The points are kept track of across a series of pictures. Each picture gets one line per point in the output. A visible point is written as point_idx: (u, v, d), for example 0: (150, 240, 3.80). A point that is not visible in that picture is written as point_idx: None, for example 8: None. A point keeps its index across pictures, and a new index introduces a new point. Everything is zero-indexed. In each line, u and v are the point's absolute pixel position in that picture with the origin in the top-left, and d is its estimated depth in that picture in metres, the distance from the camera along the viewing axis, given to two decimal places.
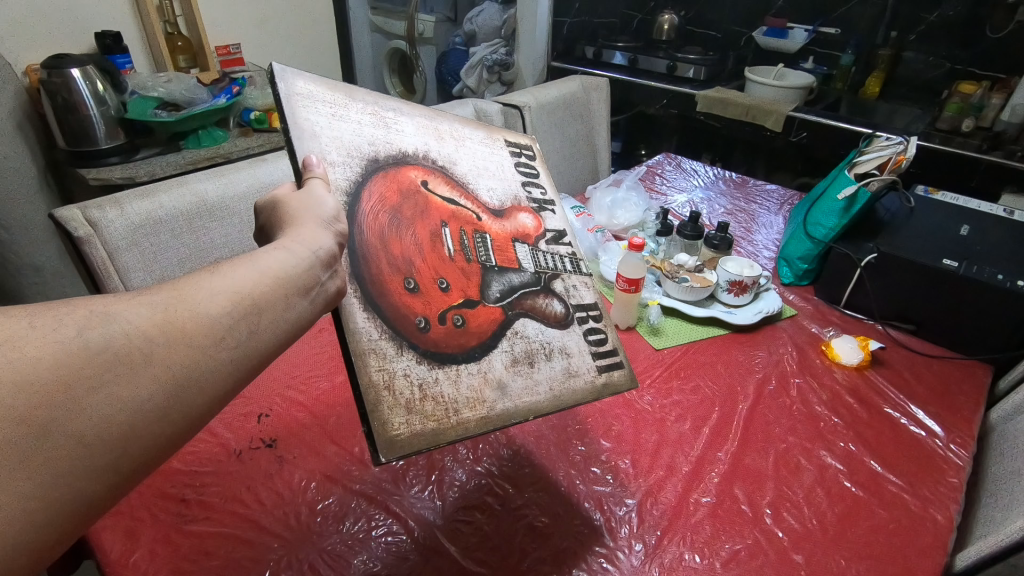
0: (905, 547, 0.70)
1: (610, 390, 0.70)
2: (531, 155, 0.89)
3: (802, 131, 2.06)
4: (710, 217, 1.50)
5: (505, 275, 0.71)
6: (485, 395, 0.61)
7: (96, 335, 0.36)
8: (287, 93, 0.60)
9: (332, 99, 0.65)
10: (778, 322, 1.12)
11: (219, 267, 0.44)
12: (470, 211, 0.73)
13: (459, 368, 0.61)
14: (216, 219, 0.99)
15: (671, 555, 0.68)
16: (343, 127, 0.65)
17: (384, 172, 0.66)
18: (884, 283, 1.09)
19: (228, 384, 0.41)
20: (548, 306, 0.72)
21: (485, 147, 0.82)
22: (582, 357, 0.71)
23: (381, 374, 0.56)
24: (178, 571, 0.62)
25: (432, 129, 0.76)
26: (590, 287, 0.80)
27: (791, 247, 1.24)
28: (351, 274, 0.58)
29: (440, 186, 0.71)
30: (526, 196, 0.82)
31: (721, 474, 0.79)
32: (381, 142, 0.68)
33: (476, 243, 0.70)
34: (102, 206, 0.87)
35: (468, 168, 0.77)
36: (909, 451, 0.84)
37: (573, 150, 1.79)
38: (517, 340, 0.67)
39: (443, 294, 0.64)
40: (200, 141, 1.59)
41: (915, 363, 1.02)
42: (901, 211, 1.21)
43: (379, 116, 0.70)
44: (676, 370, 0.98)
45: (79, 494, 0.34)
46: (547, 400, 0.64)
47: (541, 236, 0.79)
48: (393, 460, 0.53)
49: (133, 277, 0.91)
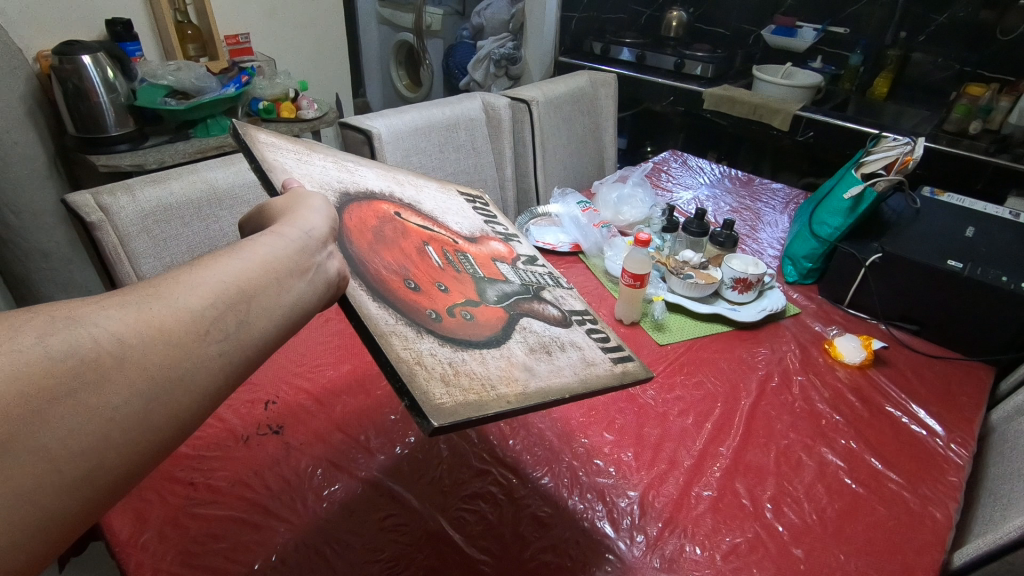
0: (904, 544, 0.71)
1: (630, 377, 0.68)
2: (484, 203, 0.98)
3: (808, 131, 2.07)
4: (715, 214, 1.50)
5: (496, 284, 0.74)
6: (516, 374, 0.59)
7: (60, 342, 0.34)
8: (253, 141, 0.65)
9: (295, 150, 0.71)
10: (781, 320, 1.12)
11: (200, 264, 0.43)
12: (446, 237, 0.78)
13: (482, 351, 0.61)
14: (226, 207, 0.99)
15: (672, 547, 0.69)
16: (311, 169, 0.70)
17: (357, 202, 0.71)
18: (888, 283, 1.10)
19: (217, 381, 0.40)
20: (545, 309, 0.75)
21: (442, 198, 0.90)
22: (594, 350, 0.71)
23: (408, 352, 0.54)
24: (186, 553, 0.63)
25: (390, 178, 0.84)
26: (577, 297, 0.84)
27: (796, 246, 1.25)
28: (355, 272, 0.60)
29: (413, 217, 0.77)
30: (492, 230, 0.89)
31: (723, 468, 0.80)
32: (350, 182, 0.74)
33: (459, 259, 0.75)
34: (114, 192, 0.87)
35: (433, 207, 0.84)
36: (909, 449, 0.84)
37: (580, 147, 1.79)
38: (528, 333, 0.68)
39: (446, 294, 0.66)
40: (209, 130, 1.59)
41: (917, 364, 1.02)
42: (907, 211, 1.22)
43: (341, 165, 0.76)
44: (680, 365, 0.99)
45: (49, 513, 0.33)
46: (575, 382, 0.62)
47: (516, 259, 0.85)
48: (445, 427, 0.49)
49: (143, 262, 0.91)
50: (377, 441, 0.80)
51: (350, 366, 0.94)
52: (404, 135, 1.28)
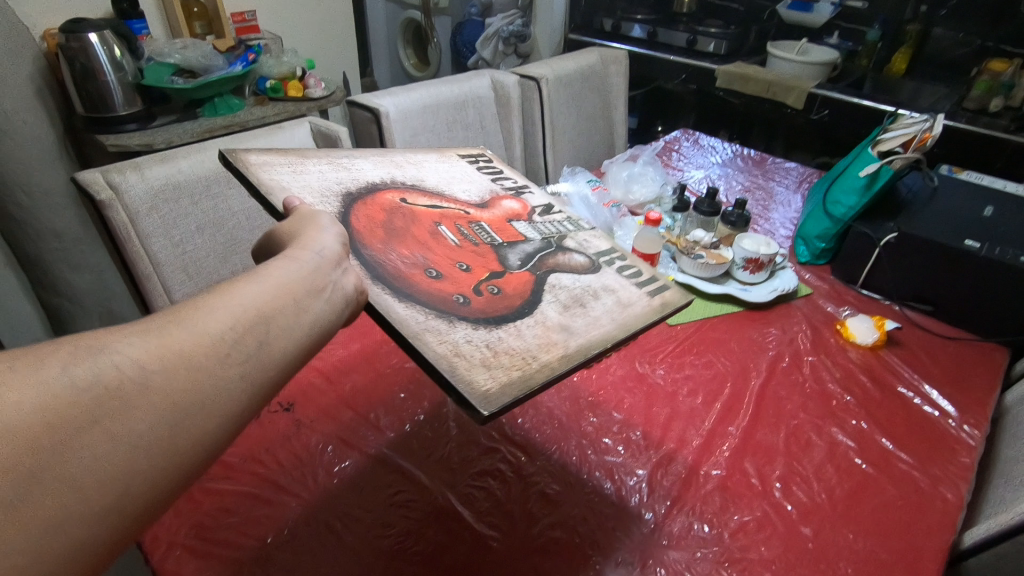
0: (913, 523, 0.71)
1: (668, 306, 0.70)
2: (486, 160, 0.98)
3: (824, 109, 2.02)
4: (727, 194, 1.48)
5: (517, 247, 0.74)
6: (554, 338, 0.60)
7: (84, 370, 0.34)
8: (244, 166, 0.65)
9: (289, 161, 0.70)
10: (793, 301, 1.11)
11: (218, 290, 0.43)
12: (457, 211, 0.77)
13: (516, 324, 0.61)
14: (234, 185, 0.99)
15: (680, 525, 0.69)
16: (308, 178, 0.69)
17: (361, 200, 0.70)
18: (902, 263, 1.08)
19: (240, 402, 0.40)
20: (570, 259, 0.75)
21: (444, 170, 0.88)
22: (628, 289, 0.72)
23: (444, 345, 0.54)
24: (200, 527, 0.65)
25: (388, 162, 0.82)
26: (601, 237, 0.84)
27: (809, 226, 1.23)
28: (371, 274, 0.60)
29: (419, 199, 0.76)
30: (501, 189, 0.89)
31: (732, 448, 0.79)
32: (350, 180, 0.73)
33: (475, 230, 0.74)
34: (123, 171, 0.87)
35: (437, 181, 0.83)
36: (921, 429, 0.84)
37: (590, 126, 1.77)
38: (558, 290, 0.68)
39: (467, 272, 0.66)
40: (216, 109, 1.57)
41: (931, 345, 1.01)
42: (924, 190, 1.19)
43: (335, 162, 0.75)
44: (690, 345, 0.98)
45: (79, 544, 0.31)
46: (613, 328, 0.63)
47: (532, 213, 0.84)
48: (496, 413, 0.50)
49: (153, 241, 0.91)
50: (386, 419, 0.81)
51: (360, 345, 0.94)
52: (412, 114, 1.27)
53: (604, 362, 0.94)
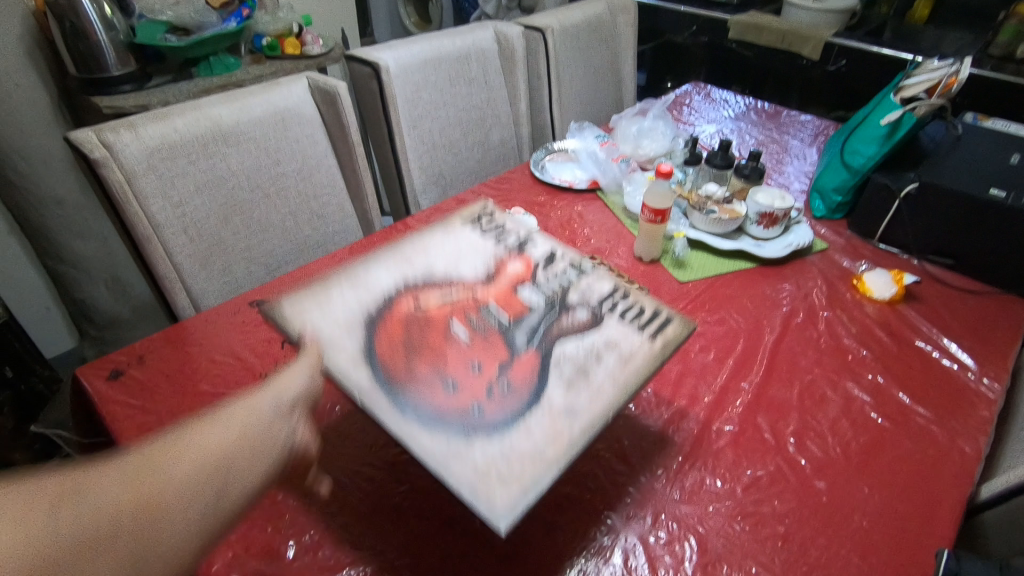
0: (930, 476, 0.70)
1: (672, 343, 0.66)
2: (489, 215, 0.88)
3: (841, 59, 1.95)
4: (740, 148, 1.44)
5: (523, 325, 0.69)
6: (560, 426, 0.58)
7: (63, 516, 0.38)
8: (282, 317, 0.65)
9: (314, 295, 0.69)
10: (808, 256, 1.08)
11: (189, 431, 0.47)
12: (465, 296, 0.73)
13: (525, 419, 0.58)
14: (231, 144, 0.96)
15: (692, 480, 0.68)
16: (330, 310, 0.68)
17: (378, 321, 0.68)
18: (922, 216, 1.04)
19: (197, 543, 0.42)
20: (572, 319, 0.71)
21: (449, 239, 0.82)
22: (629, 337, 0.68)
23: (463, 466, 0.53)
24: None
25: (396, 256, 0.78)
26: (604, 275, 0.78)
27: (825, 178, 1.19)
28: (401, 407, 0.58)
29: (430, 294, 0.73)
30: (504, 249, 0.81)
31: (745, 403, 0.78)
32: (369, 299, 0.71)
33: (483, 316, 0.70)
34: (116, 129, 0.85)
35: (444, 262, 0.78)
36: (939, 383, 0.82)
37: (598, 80, 1.71)
38: (563, 363, 0.64)
39: (479, 374, 0.63)
40: (212, 69, 1.53)
41: (951, 299, 0.98)
42: (946, 139, 1.14)
43: (351, 279, 0.73)
44: (702, 302, 0.96)
45: None
46: (615, 395, 0.61)
47: (535, 271, 0.78)
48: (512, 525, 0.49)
49: (151, 203, 0.89)
50: None
51: None
52: (412, 69, 1.23)
53: None
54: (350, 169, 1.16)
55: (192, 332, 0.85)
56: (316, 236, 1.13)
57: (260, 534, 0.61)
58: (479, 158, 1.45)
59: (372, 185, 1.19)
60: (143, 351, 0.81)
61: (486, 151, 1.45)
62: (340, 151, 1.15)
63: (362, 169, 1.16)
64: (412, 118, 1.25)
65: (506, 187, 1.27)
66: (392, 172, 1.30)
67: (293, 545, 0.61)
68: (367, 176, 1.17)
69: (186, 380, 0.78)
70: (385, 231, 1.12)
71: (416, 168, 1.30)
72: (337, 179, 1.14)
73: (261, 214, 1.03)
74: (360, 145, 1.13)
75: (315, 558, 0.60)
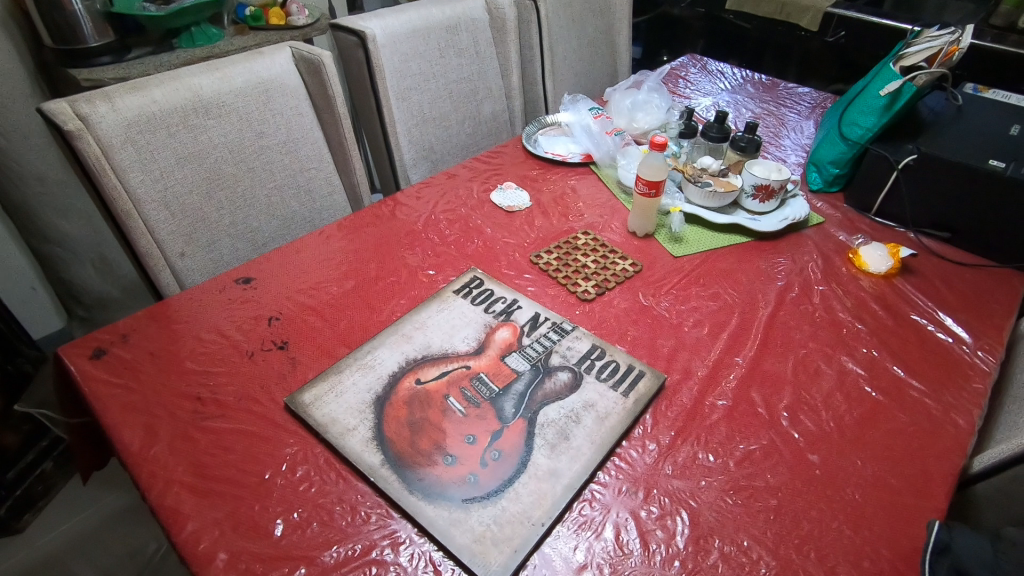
0: (923, 449, 0.69)
1: (642, 401, 0.73)
2: (479, 283, 0.91)
3: (840, 31, 1.90)
4: (736, 121, 1.41)
5: (511, 390, 0.72)
6: (545, 489, 0.62)
7: None
8: (304, 412, 0.69)
9: (329, 384, 0.72)
10: (804, 230, 1.07)
11: None
12: (459, 367, 0.75)
13: (514, 484, 0.62)
14: (212, 116, 0.94)
15: (685, 454, 0.68)
16: (344, 398, 0.71)
17: (387, 401, 0.71)
18: (921, 188, 1.02)
19: None
20: (554, 381, 0.74)
21: (443, 311, 0.85)
22: (605, 397, 0.73)
23: (464, 534, 0.58)
24: (197, 465, 0.64)
25: (398, 335, 0.80)
26: (583, 336, 0.82)
27: (823, 151, 1.17)
28: (408, 486, 0.62)
29: (428, 370, 0.75)
30: (492, 316, 0.84)
31: (738, 377, 0.77)
32: (376, 381, 0.73)
33: (476, 387, 0.72)
34: (92, 100, 0.82)
35: (441, 334, 0.80)
36: (934, 356, 0.81)
37: (592, 52, 1.67)
38: (546, 427, 0.69)
39: (474, 445, 0.66)
40: (193, 40, 1.49)
41: (947, 272, 0.97)
42: (947, 110, 1.12)
43: (358, 363, 0.76)
44: (696, 277, 0.95)
45: None
46: (594, 453, 0.66)
47: (523, 335, 0.81)
48: None
49: (131, 176, 0.87)
50: None
51: (354, 283, 0.91)
52: (401, 39, 1.20)
53: (608, 295, 0.90)
54: (337, 143, 1.13)
55: (177, 309, 0.83)
56: (303, 211, 1.11)
57: (247, 513, 0.60)
58: (471, 132, 1.42)
59: (360, 159, 1.17)
60: (126, 330, 0.80)
61: (478, 125, 1.42)
62: (326, 124, 1.12)
63: (349, 143, 1.13)
64: (400, 89, 1.22)
65: (498, 161, 1.24)
66: (381, 146, 1.28)
67: (281, 523, 0.59)
68: (355, 150, 1.15)
69: (171, 358, 0.76)
70: (374, 206, 1.10)
71: (406, 142, 1.27)
72: (323, 153, 1.11)
73: (245, 190, 1.01)
74: (347, 118, 1.10)
75: (303, 536, 0.59)
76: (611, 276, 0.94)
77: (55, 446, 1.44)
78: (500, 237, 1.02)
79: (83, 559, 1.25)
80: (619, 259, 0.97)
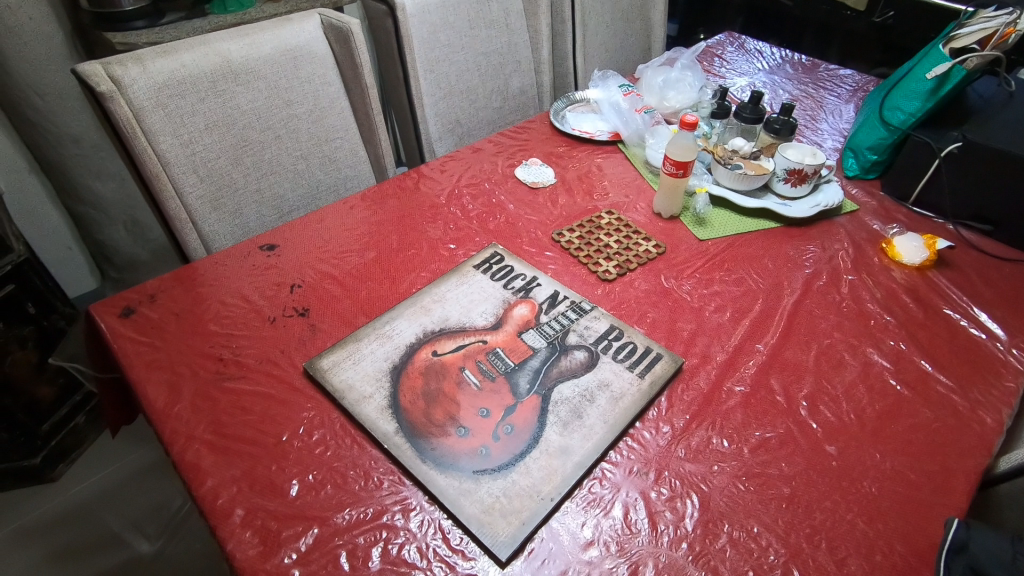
0: (946, 445, 0.67)
1: (657, 385, 0.72)
2: (499, 259, 0.90)
3: (888, 10, 1.83)
4: (771, 103, 1.37)
5: (525, 366, 0.72)
6: (556, 466, 0.62)
7: None
8: (323, 378, 0.70)
9: (347, 352, 0.73)
10: (836, 217, 1.03)
11: None
12: (476, 342, 0.75)
13: (525, 460, 0.63)
14: (240, 82, 0.94)
15: (699, 438, 0.67)
16: (362, 366, 0.72)
17: (404, 371, 0.72)
18: (963, 177, 0.98)
19: None
20: (570, 360, 0.74)
21: (462, 285, 0.85)
22: (621, 377, 0.72)
23: (473, 504, 0.59)
24: (217, 424, 0.66)
25: (418, 307, 0.81)
26: (601, 316, 0.81)
27: (861, 135, 1.13)
28: (421, 455, 0.63)
29: (446, 343, 0.75)
30: (512, 293, 0.84)
31: (758, 364, 0.76)
32: (394, 351, 0.74)
33: (492, 362, 0.73)
34: (124, 63, 0.83)
35: (460, 309, 0.80)
36: (965, 352, 0.79)
37: (625, 27, 1.63)
38: (560, 405, 0.69)
39: (487, 418, 0.66)
40: (226, 5, 1.48)
41: (985, 266, 0.93)
42: (998, 95, 1.06)
43: (377, 333, 0.76)
44: (720, 261, 0.93)
45: None
46: (606, 432, 0.66)
47: (541, 313, 0.81)
48: (511, 558, 0.56)
49: (161, 140, 0.88)
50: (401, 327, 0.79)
51: (376, 254, 0.91)
52: (431, 9, 1.18)
53: (629, 276, 0.89)
54: (363, 114, 1.13)
55: (203, 273, 0.85)
56: (327, 180, 1.12)
57: (263, 472, 0.62)
58: (498, 106, 1.40)
59: (385, 130, 1.16)
60: (153, 291, 0.82)
61: (506, 99, 1.41)
62: (352, 93, 1.11)
63: (375, 114, 1.13)
64: (429, 61, 1.21)
65: (524, 136, 1.23)
66: (407, 118, 1.27)
67: (296, 484, 0.61)
68: (380, 121, 1.14)
69: (195, 320, 0.78)
70: (398, 177, 1.10)
71: (433, 115, 1.27)
72: (349, 122, 1.11)
73: (271, 155, 1.02)
74: (373, 88, 1.10)
75: (318, 498, 0.60)
76: (633, 257, 0.92)
77: (88, 400, 1.49)
78: (523, 214, 1.01)
79: (110, 509, 1.31)
80: (642, 240, 0.96)
